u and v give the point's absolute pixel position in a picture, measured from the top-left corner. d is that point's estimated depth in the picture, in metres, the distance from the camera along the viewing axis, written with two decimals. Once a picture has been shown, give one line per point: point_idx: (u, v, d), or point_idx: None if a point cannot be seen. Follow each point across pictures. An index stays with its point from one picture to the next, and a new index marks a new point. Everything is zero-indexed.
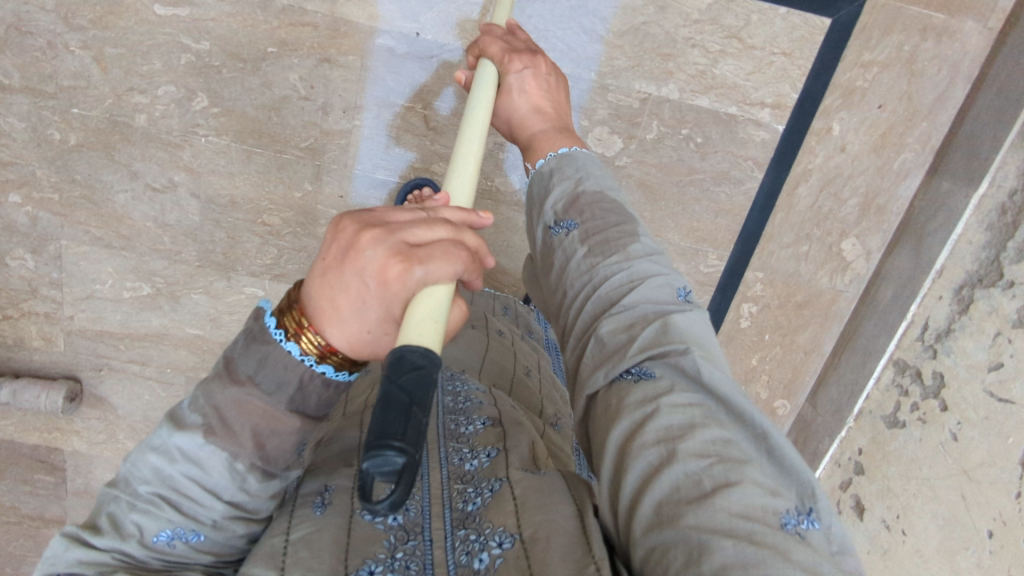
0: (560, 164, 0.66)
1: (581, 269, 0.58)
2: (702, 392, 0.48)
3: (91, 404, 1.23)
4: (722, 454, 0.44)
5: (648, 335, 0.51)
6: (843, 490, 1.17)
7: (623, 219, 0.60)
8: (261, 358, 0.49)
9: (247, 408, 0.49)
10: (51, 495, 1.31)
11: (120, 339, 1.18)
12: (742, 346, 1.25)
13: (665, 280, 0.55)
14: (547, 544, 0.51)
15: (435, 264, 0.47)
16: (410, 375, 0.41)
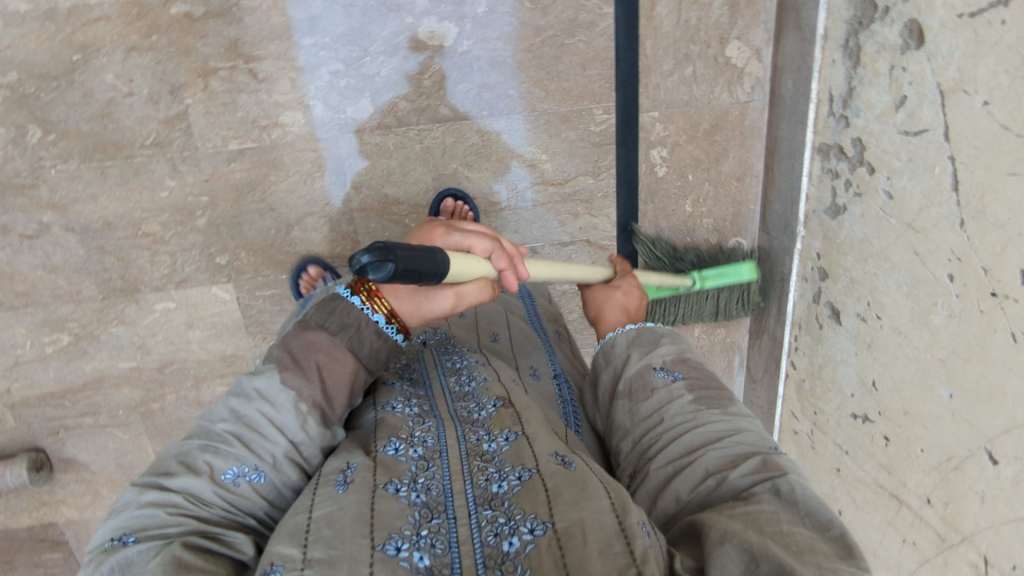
0: (664, 330, 0.76)
1: (683, 409, 0.66)
2: (792, 504, 0.54)
3: (64, 469, 1.22)
4: (797, 537, 0.51)
5: (750, 463, 0.59)
6: (817, 303, 1.08)
7: (717, 386, 0.69)
8: (328, 310, 0.61)
9: (314, 346, 0.60)
10: (66, 570, 1.31)
11: (62, 396, 1.17)
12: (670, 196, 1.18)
13: (761, 436, 0.64)
14: (582, 538, 0.51)
15: (468, 236, 0.61)
16: (432, 249, 0.53)
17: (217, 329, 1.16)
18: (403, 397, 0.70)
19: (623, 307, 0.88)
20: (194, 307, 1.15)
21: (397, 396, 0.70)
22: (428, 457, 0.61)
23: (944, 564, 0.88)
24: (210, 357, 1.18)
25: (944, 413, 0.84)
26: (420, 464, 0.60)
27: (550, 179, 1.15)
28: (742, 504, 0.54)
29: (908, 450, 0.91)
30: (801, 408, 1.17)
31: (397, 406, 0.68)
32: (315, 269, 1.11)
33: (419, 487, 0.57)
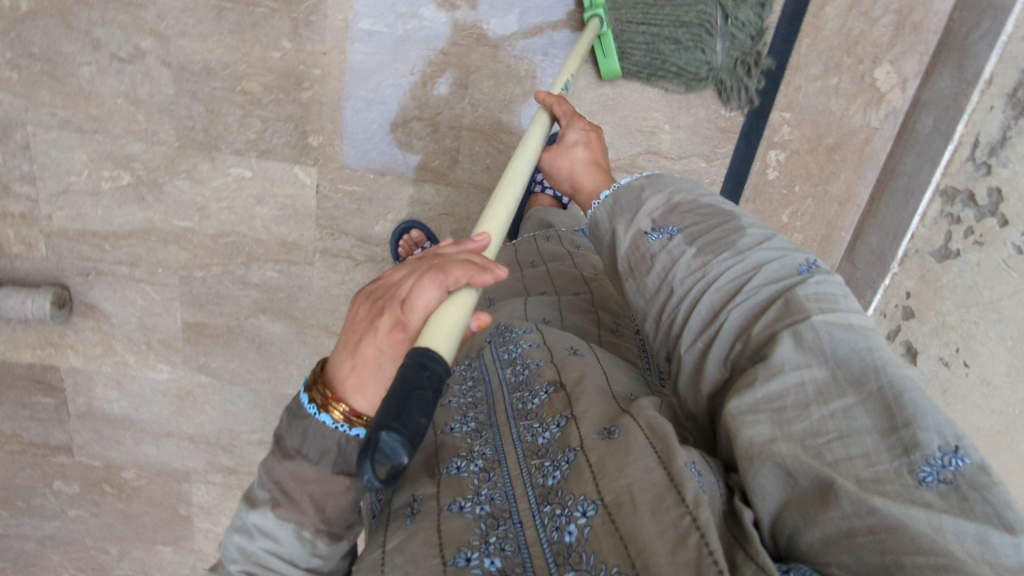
0: (649, 180, 0.65)
1: (691, 268, 0.56)
2: (822, 363, 0.45)
3: (83, 314, 1.14)
4: (831, 429, 0.43)
5: (769, 316, 0.50)
6: (893, 339, 1.10)
7: (724, 220, 0.59)
8: (303, 432, 0.49)
9: (303, 478, 0.50)
10: (53, 420, 1.23)
11: (104, 238, 1.10)
12: (771, 202, 1.17)
13: (789, 252, 0.54)
14: (632, 507, 0.46)
15: (417, 304, 0.47)
16: (417, 373, 0.41)
17: (287, 212, 1.10)
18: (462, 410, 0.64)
19: (593, 165, 0.74)
20: (269, 182, 1.08)
21: (455, 415, 0.64)
22: (489, 467, 0.56)
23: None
24: (269, 238, 1.12)
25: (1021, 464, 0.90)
26: (481, 477, 0.55)
27: (665, 152, 1.11)
28: (768, 380, 0.46)
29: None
30: None
31: (453, 427, 0.62)
32: (417, 234, 1.10)
33: (482, 498, 0.53)
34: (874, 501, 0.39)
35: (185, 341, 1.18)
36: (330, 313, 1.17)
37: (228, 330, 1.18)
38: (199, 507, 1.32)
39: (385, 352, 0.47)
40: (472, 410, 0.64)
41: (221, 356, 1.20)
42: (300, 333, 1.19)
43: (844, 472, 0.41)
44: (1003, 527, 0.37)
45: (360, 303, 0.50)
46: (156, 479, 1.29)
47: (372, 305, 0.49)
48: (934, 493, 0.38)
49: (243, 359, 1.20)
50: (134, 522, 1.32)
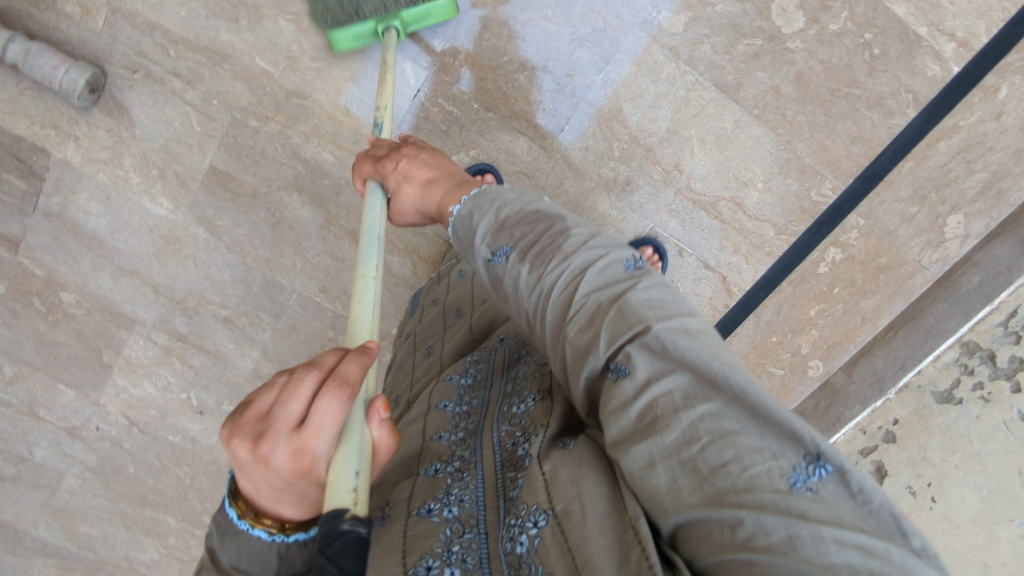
0: (476, 203, 0.59)
1: (528, 284, 0.53)
2: (681, 368, 0.44)
3: (107, 111, 1.02)
4: (727, 452, 0.40)
5: (609, 321, 0.48)
6: (865, 455, 1.14)
7: (550, 218, 0.54)
8: (236, 546, 0.47)
9: (242, 574, 0.49)
10: (13, 208, 1.07)
11: (173, 42, 0.99)
12: (809, 292, 1.17)
13: (610, 249, 0.52)
14: (581, 520, 0.49)
15: (310, 430, 0.43)
16: (335, 538, 0.39)
17: (374, 102, 1.03)
18: (456, 419, 0.71)
19: (426, 188, 0.70)
20: (372, 65, 1.01)
21: (447, 422, 0.71)
22: (465, 470, 0.62)
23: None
24: (343, 120, 1.04)
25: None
26: (456, 477, 0.61)
27: (746, 207, 1.12)
28: (640, 397, 0.44)
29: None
30: None
31: (444, 434, 0.69)
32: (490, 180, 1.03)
33: (451, 501, 0.57)
34: (738, 514, 0.38)
35: (202, 185, 1.07)
36: (364, 220, 1.10)
37: (252, 193, 1.07)
38: (126, 361, 1.18)
39: (286, 485, 0.44)
40: (464, 421, 0.71)
41: (231, 217, 1.09)
42: (324, 228, 1.10)
43: (728, 492, 0.39)
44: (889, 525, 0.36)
45: (232, 429, 0.44)
46: (95, 313, 1.15)
47: (240, 437, 0.43)
48: (806, 499, 0.38)
49: (253, 229, 1.10)
50: (47, 349, 1.17)
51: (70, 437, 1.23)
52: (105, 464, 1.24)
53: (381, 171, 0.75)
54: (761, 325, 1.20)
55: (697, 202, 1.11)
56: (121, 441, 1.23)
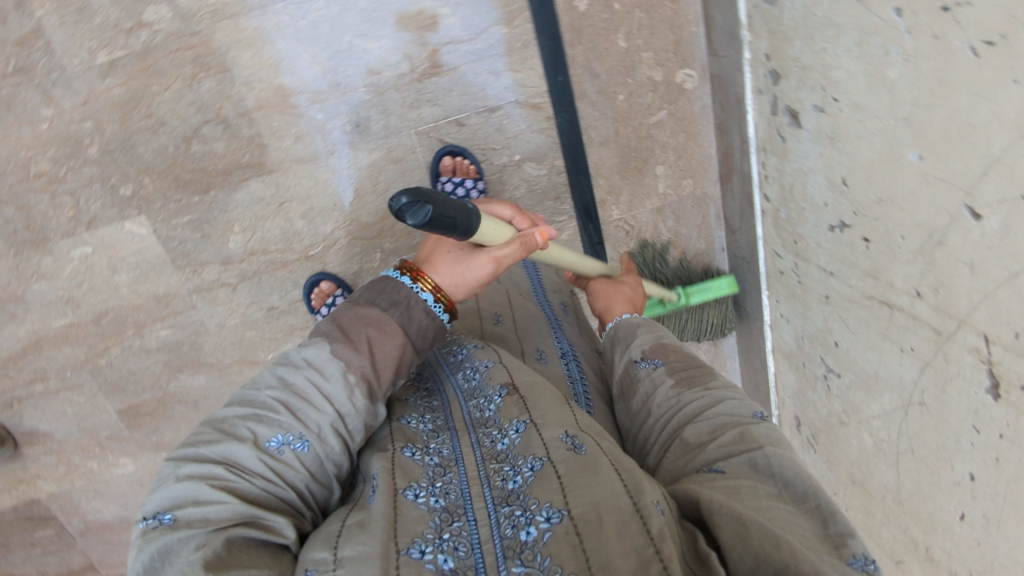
0: (647, 323, 0.82)
1: (667, 396, 0.70)
2: (772, 479, 0.57)
3: (30, 442, 1.18)
4: (776, 513, 0.53)
5: (729, 436, 0.62)
6: (775, 113, 0.92)
7: (702, 364, 0.73)
8: (381, 289, 0.67)
9: (367, 321, 0.65)
10: (65, 547, 1.28)
11: (4, 367, 1.12)
12: (597, 33, 1.03)
13: (744, 403, 0.67)
14: (599, 521, 0.52)
15: (496, 208, 0.75)
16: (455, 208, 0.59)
17: (143, 268, 1.08)
18: (422, 410, 0.73)
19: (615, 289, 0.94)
20: (113, 249, 1.06)
21: (412, 412, 0.73)
22: (445, 463, 0.62)
23: (944, 360, 0.73)
24: (143, 300, 1.10)
25: (917, 182, 0.69)
26: (436, 471, 0.61)
27: (458, 37, 1.01)
28: (729, 479, 0.57)
29: (890, 243, 0.76)
30: (782, 242, 1.02)
31: (413, 422, 0.70)
32: (327, 284, 1.10)
33: (437, 491, 0.58)
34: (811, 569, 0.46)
35: (129, 427, 1.19)
36: (237, 345, 1.16)
37: (158, 402, 1.18)
38: None
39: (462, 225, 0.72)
40: (431, 413, 0.73)
41: (168, 429, 1.20)
42: (223, 378, 1.17)
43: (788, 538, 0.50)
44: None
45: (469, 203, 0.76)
46: None
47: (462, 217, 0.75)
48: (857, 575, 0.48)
49: (188, 423, 1.20)
50: None
51: None
52: None
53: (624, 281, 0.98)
54: (597, 100, 1.07)
55: (422, 76, 1.02)
56: None
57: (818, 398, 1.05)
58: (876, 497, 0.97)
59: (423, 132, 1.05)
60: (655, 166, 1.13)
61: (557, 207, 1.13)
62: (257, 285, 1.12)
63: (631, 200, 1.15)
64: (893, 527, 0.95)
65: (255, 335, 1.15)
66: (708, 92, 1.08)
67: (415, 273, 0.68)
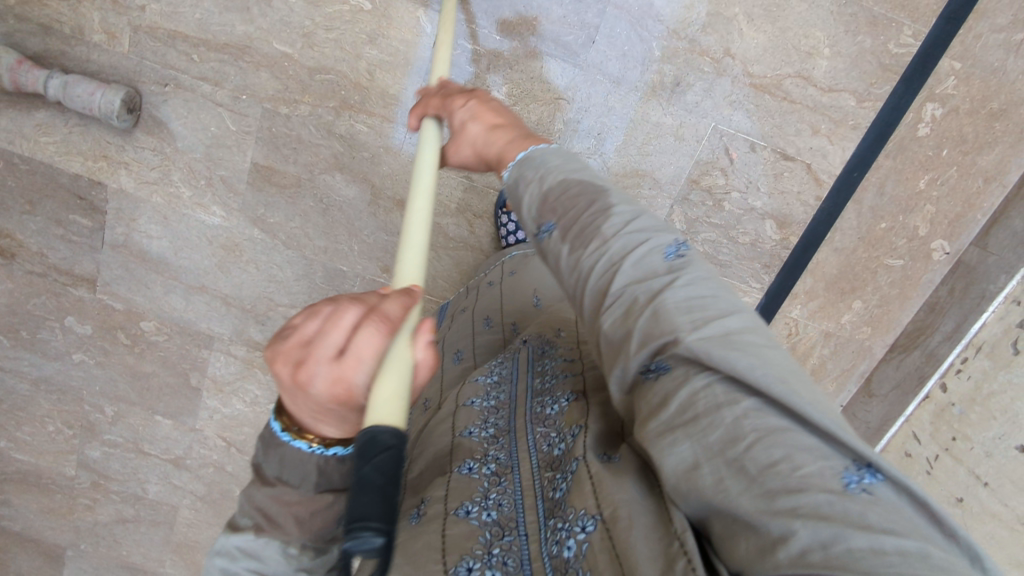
0: (522, 169, 0.58)
1: (567, 267, 0.51)
2: (715, 375, 0.40)
3: (148, 130, 1.04)
4: (750, 431, 0.37)
5: (644, 324, 0.44)
6: (1023, 327, 0.95)
7: (592, 197, 0.52)
8: (280, 460, 0.48)
9: (288, 498, 0.49)
10: (85, 246, 1.12)
11: (194, 46, 1.00)
12: (912, 162, 1.03)
13: (654, 240, 0.48)
14: (628, 523, 0.46)
15: (333, 344, 0.40)
16: (383, 458, 0.35)
17: (396, 59, 1.00)
18: (488, 413, 0.70)
19: (490, 131, 0.65)
20: (387, 22, 0.98)
21: (476, 420, 0.69)
22: (501, 471, 0.60)
23: None
24: (369, 86, 1.01)
25: None
26: (492, 480, 0.59)
27: (816, 80, 0.99)
28: (670, 401, 0.40)
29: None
30: (931, 432, 1.05)
31: (476, 430, 0.67)
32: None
33: (489, 503, 0.57)
34: (794, 524, 0.33)
35: (249, 184, 1.07)
36: (408, 187, 1.07)
37: (297, 182, 1.07)
38: (213, 380, 1.22)
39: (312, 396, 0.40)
40: (495, 416, 0.69)
41: (281, 212, 1.09)
42: (371, 205, 1.08)
43: (766, 494, 0.35)
44: (941, 533, 0.33)
45: (277, 338, 0.42)
46: (182, 336, 1.19)
47: (285, 363, 0.41)
48: (860, 501, 0.33)
49: (305, 220, 1.10)
50: (139, 381, 1.22)
51: (176, 468, 1.30)
52: (213, 491, 1.32)
53: (447, 110, 0.70)
54: (864, 213, 1.06)
55: (759, 86, 0.99)
56: (223, 463, 1.30)
57: None
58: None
59: (721, 131, 1.01)
60: (855, 298, 1.13)
61: (760, 274, 1.11)
62: None
63: (815, 311, 1.14)
64: None
65: None
66: (943, 272, 1.10)
67: (299, 432, 0.46)
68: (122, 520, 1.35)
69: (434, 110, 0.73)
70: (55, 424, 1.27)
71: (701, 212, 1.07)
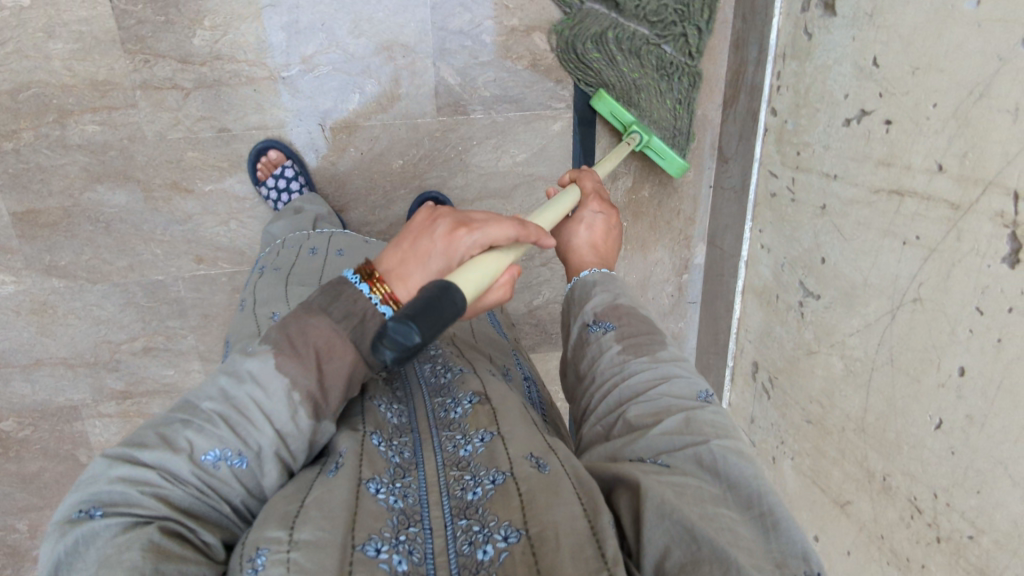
0: (602, 279, 0.76)
1: (613, 362, 0.67)
2: (715, 478, 0.55)
3: None
4: (722, 521, 0.51)
5: (672, 422, 0.60)
6: (806, 11, 0.89)
7: (653, 331, 0.70)
8: (332, 296, 0.53)
9: (307, 328, 0.53)
10: None
11: None
12: None
13: (688, 381, 0.65)
14: (557, 546, 0.49)
15: (489, 231, 0.55)
16: (444, 300, 0.47)
17: (86, 43, 0.93)
18: (391, 397, 0.68)
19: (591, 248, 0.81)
20: (54, 9, 0.91)
21: (380, 397, 0.67)
22: (406, 464, 0.58)
23: (956, 240, 0.70)
24: (77, 82, 0.94)
25: (969, 33, 0.66)
26: (397, 471, 0.57)
27: None
28: (672, 473, 0.55)
29: (917, 117, 0.73)
30: (782, 159, 0.97)
31: (382, 408, 0.66)
32: (276, 154, 1.00)
33: (397, 490, 0.55)
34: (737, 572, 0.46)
35: (20, 236, 1.01)
36: (174, 166, 1.00)
37: (64, 213, 1.01)
38: (101, 448, 1.17)
39: (441, 248, 0.54)
40: (396, 404, 0.67)
41: (68, 250, 1.03)
42: (149, 201, 1.02)
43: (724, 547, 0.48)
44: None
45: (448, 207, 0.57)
46: (47, 419, 1.13)
47: (442, 210, 0.57)
48: None
49: (95, 247, 1.03)
50: (33, 484, 1.17)
51: None
52: None
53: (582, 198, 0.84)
54: None
55: None
56: None
57: (785, 333, 1.00)
58: (833, 431, 0.90)
59: None
60: None
61: (557, 91, 1.05)
62: (213, 97, 0.98)
63: None
64: (850, 462, 0.88)
65: (197, 157, 1.00)
66: (730, 7, 1.04)
67: (374, 279, 0.54)
68: None
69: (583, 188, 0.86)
70: None
71: (466, 58, 1.01)
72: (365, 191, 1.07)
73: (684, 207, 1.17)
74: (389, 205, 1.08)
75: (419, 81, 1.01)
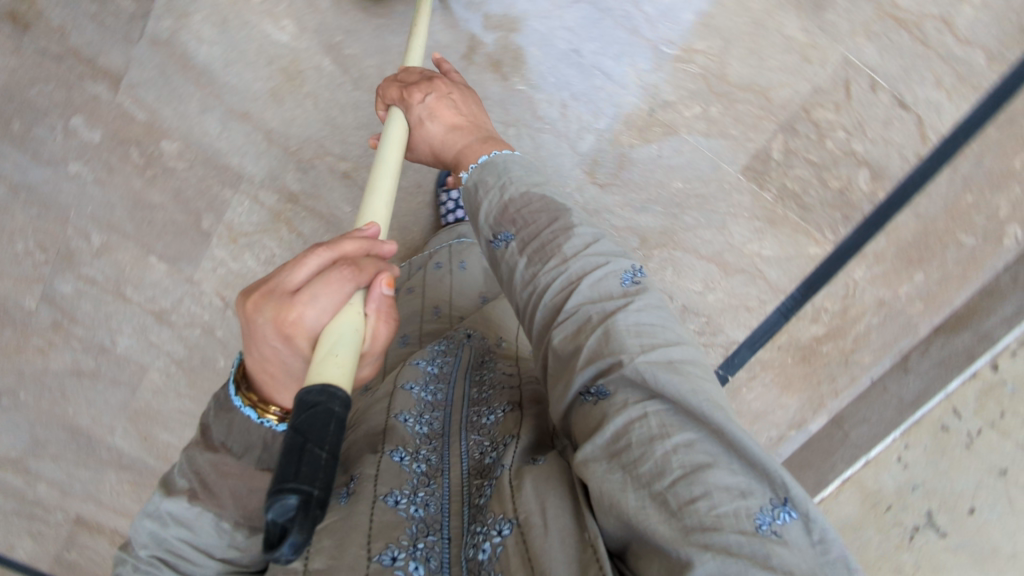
0: (481, 175, 0.70)
1: (524, 279, 0.63)
2: (655, 400, 0.52)
3: None
4: (676, 460, 0.49)
5: (593, 343, 0.56)
6: None
7: (555, 217, 0.64)
8: (228, 426, 0.61)
9: (225, 471, 0.61)
10: (118, 34, 0.98)
11: None
12: (1018, 136, 1.01)
13: (610, 266, 0.61)
14: (544, 532, 0.54)
15: (319, 300, 0.54)
16: (309, 414, 0.47)
17: None
18: (421, 409, 0.77)
19: (450, 131, 0.78)
20: None
21: (413, 407, 0.76)
22: (430, 474, 0.68)
23: None
24: None
25: None
26: (421, 479, 0.67)
27: (958, 28, 0.96)
28: (617, 419, 0.52)
29: None
30: (977, 407, 1.05)
31: (409, 420, 0.74)
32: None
33: (417, 500, 0.65)
34: (700, 553, 0.45)
35: (335, 4, 0.97)
36: (511, 49, 1.00)
37: (385, 10, 0.97)
38: (228, 228, 1.08)
39: (284, 348, 0.55)
40: (430, 413, 0.77)
41: (360, 44, 0.98)
42: (466, 59, 1.00)
43: (692, 517, 0.47)
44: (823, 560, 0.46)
45: (252, 290, 0.56)
46: (206, 169, 1.05)
47: (252, 300, 0.56)
48: (768, 540, 0.45)
49: (384, 60, 0.99)
50: (141, 214, 1.07)
51: (158, 321, 1.14)
52: (192, 356, 1.17)
53: (404, 101, 0.80)
54: (957, 181, 1.04)
55: (903, 20, 0.97)
56: (213, 327, 1.15)
57: (877, 536, 1.07)
58: None
59: (848, 61, 0.99)
60: (918, 269, 1.10)
61: (836, 225, 1.08)
62: (597, 19, 0.99)
63: (878, 275, 1.11)
64: None
65: (534, 55, 1.00)
66: (1007, 261, 1.08)
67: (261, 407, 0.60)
68: (77, 373, 1.17)
69: (393, 98, 0.81)
70: (25, 245, 1.08)
71: (802, 144, 1.04)
72: (634, 186, 1.07)
73: (839, 379, 1.18)
74: (638, 211, 1.08)
75: (751, 136, 1.03)
